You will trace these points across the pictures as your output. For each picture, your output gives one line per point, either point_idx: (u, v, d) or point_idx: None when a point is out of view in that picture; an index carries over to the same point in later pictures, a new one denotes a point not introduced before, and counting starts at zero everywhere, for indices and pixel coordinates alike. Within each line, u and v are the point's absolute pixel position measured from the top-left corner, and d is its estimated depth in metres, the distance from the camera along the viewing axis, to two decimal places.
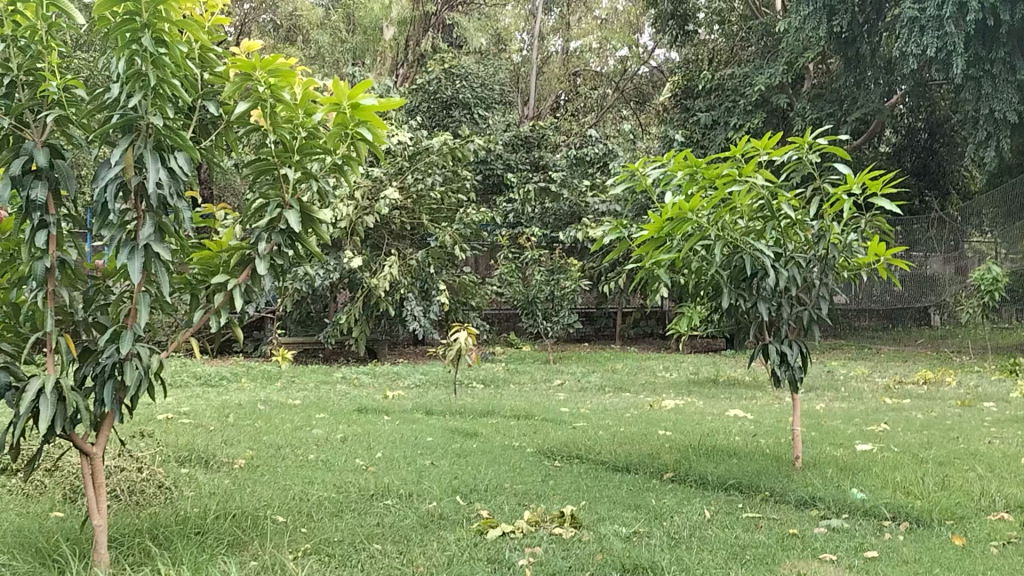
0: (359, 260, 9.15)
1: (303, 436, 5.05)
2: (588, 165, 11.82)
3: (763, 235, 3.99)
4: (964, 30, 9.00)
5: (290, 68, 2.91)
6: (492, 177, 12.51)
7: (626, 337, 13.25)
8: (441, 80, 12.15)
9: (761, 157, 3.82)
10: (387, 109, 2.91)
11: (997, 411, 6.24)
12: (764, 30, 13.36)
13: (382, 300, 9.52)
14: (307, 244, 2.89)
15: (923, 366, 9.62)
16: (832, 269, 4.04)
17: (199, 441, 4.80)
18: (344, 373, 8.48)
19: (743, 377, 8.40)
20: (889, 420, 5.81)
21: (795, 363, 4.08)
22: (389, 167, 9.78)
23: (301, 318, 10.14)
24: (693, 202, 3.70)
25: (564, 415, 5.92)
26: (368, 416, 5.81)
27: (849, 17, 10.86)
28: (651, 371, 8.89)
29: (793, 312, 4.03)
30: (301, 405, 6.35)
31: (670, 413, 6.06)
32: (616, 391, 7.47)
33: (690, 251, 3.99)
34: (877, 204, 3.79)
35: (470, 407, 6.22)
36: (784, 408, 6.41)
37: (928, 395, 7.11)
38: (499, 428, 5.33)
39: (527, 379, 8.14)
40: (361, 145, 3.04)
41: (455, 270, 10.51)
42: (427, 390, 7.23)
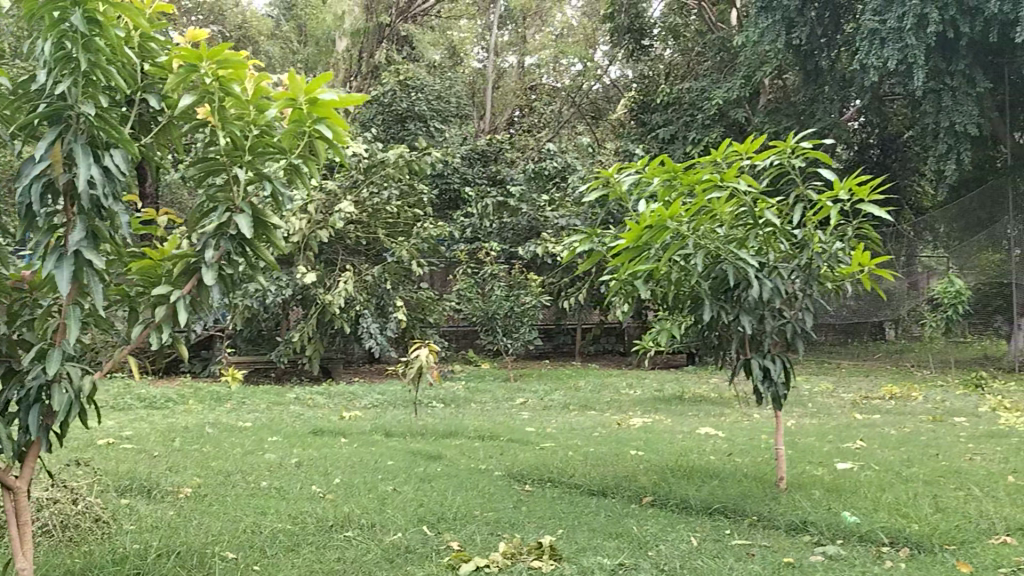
0: (313, 276, 8.82)
1: (254, 462, 4.74)
2: (546, 180, 11.68)
3: (744, 244, 3.79)
4: (925, 42, 8.97)
5: (240, 60, 2.65)
6: (448, 192, 12.23)
7: (585, 354, 13.06)
8: (397, 91, 11.82)
9: (743, 161, 3.63)
10: (348, 105, 2.66)
11: (971, 426, 6.11)
12: (721, 44, 13.30)
13: (336, 317, 9.20)
14: (260, 252, 2.62)
15: (886, 381, 9.53)
16: (816, 280, 3.85)
17: (140, 468, 4.47)
18: (298, 393, 8.14)
19: (708, 393, 8.22)
20: (865, 437, 5.65)
21: (778, 379, 3.87)
22: (343, 181, 9.53)
23: (251, 336, 9.78)
24: (674, 210, 3.49)
25: (530, 435, 5.67)
26: (324, 439, 5.51)
27: (808, 29, 10.83)
28: (615, 388, 8.68)
29: (777, 325, 3.83)
30: (253, 428, 6.02)
31: (640, 433, 5.83)
32: (581, 410, 7.23)
33: (669, 262, 3.79)
34: (864, 210, 3.59)
35: (431, 428, 5.93)
36: (756, 425, 6.22)
37: (898, 411, 6.97)
38: (463, 451, 5.06)
39: (488, 398, 7.87)
40: (318, 143, 2.78)
41: (412, 286, 10.22)
42: (385, 410, 6.93)
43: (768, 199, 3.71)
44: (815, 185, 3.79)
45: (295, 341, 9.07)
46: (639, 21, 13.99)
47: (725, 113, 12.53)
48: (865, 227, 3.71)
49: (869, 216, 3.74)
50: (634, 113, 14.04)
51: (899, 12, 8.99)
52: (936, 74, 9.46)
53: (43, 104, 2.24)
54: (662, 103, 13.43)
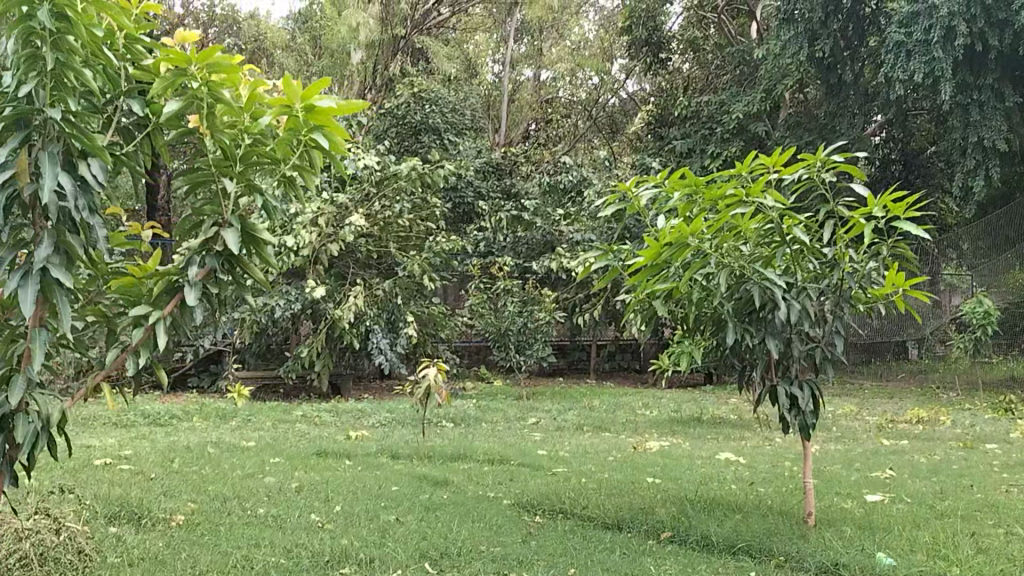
0: (323, 290, 8.62)
1: (254, 486, 4.53)
2: (562, 194, 11.65)
3: (771, 263, 3.58)
4: (953, 55, 8.75)
5: (233, 64, 2.45)
6: (463, 206, 12.06)
7: (600, 372, 12.82)
8: (411, 104, 11.68)
9: (771, 175, 3.41)
10: (348, 112, 2.46)
11: (1004, 454, 5.84)
12: (741, 57, 13.07)
13: (346, 333, 8.99)
14: (250, 271, 2.43)
15: (911, 403, 9.24)
16: (848, 302, 3.62)
17: (133, 492, 4.27)
18: (305, 410, 7.94)
19: (727, 415, 7.97)
20: (893, 465, 5.39)
21: (806, 408, 3.64)
22: (354, 193, 9.34)
23: (260, 352, 9.55)
24: (696, 226, 3.28)
25: (543, 459, 5.44)
26: (328, 460, 5.30)
27: (831, 42, 10.62)
28: (630, 408, 8.44)
29: (805, 349, 3.62)
30: (255, 449, 5.81)
31: (656, 458, 5.59)
32: (595, 431, 6.98)
33: (690, 281, 3.57)
34: (900, 229, 3.37)
35: (440, 450, 5.71)
36: (778, 451, 5.97)
37: (926, 436, 6.71)
38: (471, 476, 4.83)
39: (500, 418, 7.65)
40: (316, 153, 2.58)
41: (424, 301, 10.01)
42: (394, 430, 6.71)
43: (797, 216, 3.49)
44: (847, 202, 3.57)
45: (304, 357, 8.86)
46: (658, 34, 13.68)
47: (744, 127, 12.31)
48: (901, 246, 3.48)
49: (904, 235, 3.52)
50: (652, 127, 14.05)
51: (926, 23, 8.77)
52: (964, 88, 9.23)
53: (7, 107, 2.05)
54: (681, 117, 13.22)
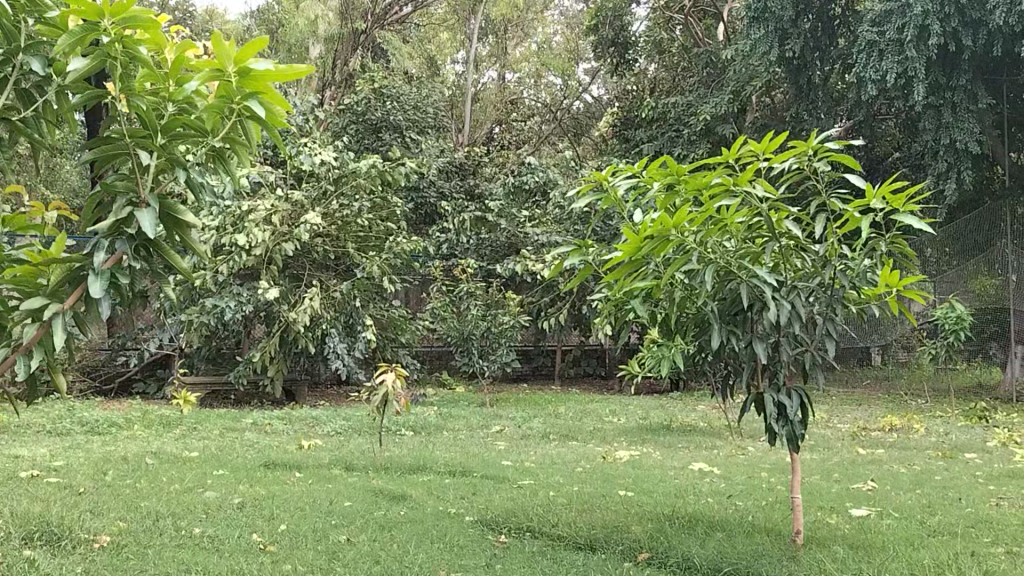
0: (276, 291, 8.21)
1: (191, 501, 4.16)
2: (527, 196, 11.27)
3: (759, 259, 3.28)
4: (925, 55, 8.56)
5: (151, 20, 2.12)
6: (425, 207, 11.78)
7: (564, 378, 12.52)
8: (371, 100, 11.33)
9: (760, 164, 3.13)
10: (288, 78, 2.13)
11: (987, 464, 5.59)
12: (708, 58, 12.85)
13: (300, 336, 8.58)
14: (170, 258, 2.09)
15: (882, 411, 9.02)
16: (841, 303, 3.32)
17: (56, 510, 3.87)
18: (255, 418, 7.52)
19: (697, 423, 7.70)
20: (875, 477, 5.12)
21: (795, 417, 3.34)
22: (310, 191, 9.04)
23: (211, 356, 9.10)
24: (681, 218, 2.98)
25: (507, 471, 5.10)
26: (275, 473, 4.95)
27: (802, 41, 10.40)
28: (597, 416, 8.14)
29: (794, 353, 3.33)
30: (198, 460, 5.42)
31: (627, 469, 5.28)
32: (562, 441, 6.65)
33: (670, 280, 3.27)
34: (900, 222, 3.08)
35: (399, 463, 5.35)
36: (753, 461, 5.69)
37: (903, 445, 6.47)
38: (431, 490, 4.48)
39: (461, 426, 7.30)
40: (250, 125, 2.26)
41: (383, 304, 9.63)
42: (350, 439, 6.36)
43: (788, 208, 3.20)
44: (840, 193, 3.29)
45: (256, 361, 8.43)
46: (624, 34, 13.58)
47: (712, 128, 12.09)
48: (899, 242, 3.21)
49: (902, 230, 3.24)
50: (618, 129, 13.75)
51: (899, 22, 8.58)
52: (937, 89, 9.06)
53: None
54: (647, 119, 12.98)
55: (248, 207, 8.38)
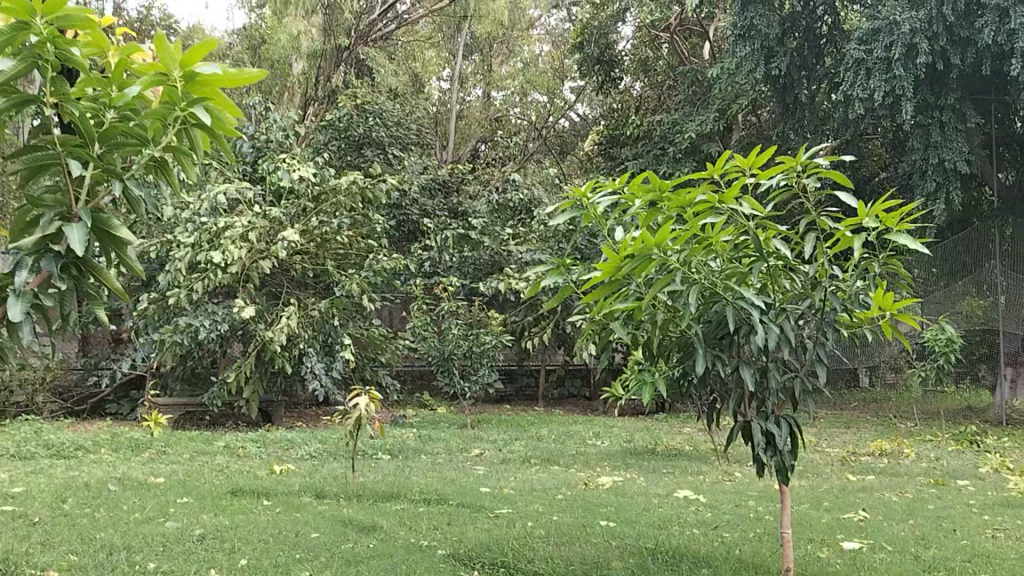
0: (252, 310, 8.00)
1: (150, 533, 3.95)
2: (510, 214, 11.13)
3: (746, 280, 3.12)
4: (913, 73, 8.46)
5: (88, 19, 1.93)
6: (407, 224, 11.61)
7: (548, 398, 12.34)
8: (353, 116, 11.17)
9: (747, 179, 2.96)
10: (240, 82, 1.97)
11: (980, 492, 5.42)
12: (694, 76, 12.76)
13: (277, 357, 8.35)
14: (102, 279, 1.90)
15: (871, 434, 8.87)
16: (833, 326, 3.15)
17: (3, 543, 3.66)
18: (228, 441, 7.30)
19: (682, 446, 7.52)
20: (866, 505, 4.95)
21: (784, 446, 3.17)
22: (288, 208, 8.84)
23: (186, 377, 8.87)
24: (663, 236, 2.81)
25: (484, 499, 4.90)
26: (241, 501, 4.75)
27: (787, 59, 10.29)
28: (580, 438, 7.95)
29: (783, 380, 3.14)
30: (162, 487, 5.20)
31: (608, 496, 5.10)
32: (543, 466, 6.46)
33: (653, 301, 3.10)
34: (894, 243, 2.91)
35: (373, 489, 5.14)
36: (740, 488, 5.52)
37: (893, 471, 6.31)
38: (404, 520, 4.28)
39: (441, 449, 7.11)
40: (197, 132, 2.09)
41: (363, 323, 9.43)
42: (323, 464, 6.16)
43: (776, 227, 3.04)
44: (831, 211, 3.13)
45: (231, 382, 8.20)
46: (610, 52, 13.38)
47: (697, 147, 11.98)
48: (894, 263, 3.03)
49: (896, 251, 3.08)
50: (603, 148, 13.63)
51: (886, 40, 8.48)
52: (925, 108, 8.97)
53: None
54: (632, 137, 12.85)
55: (224, 224, 8.16)
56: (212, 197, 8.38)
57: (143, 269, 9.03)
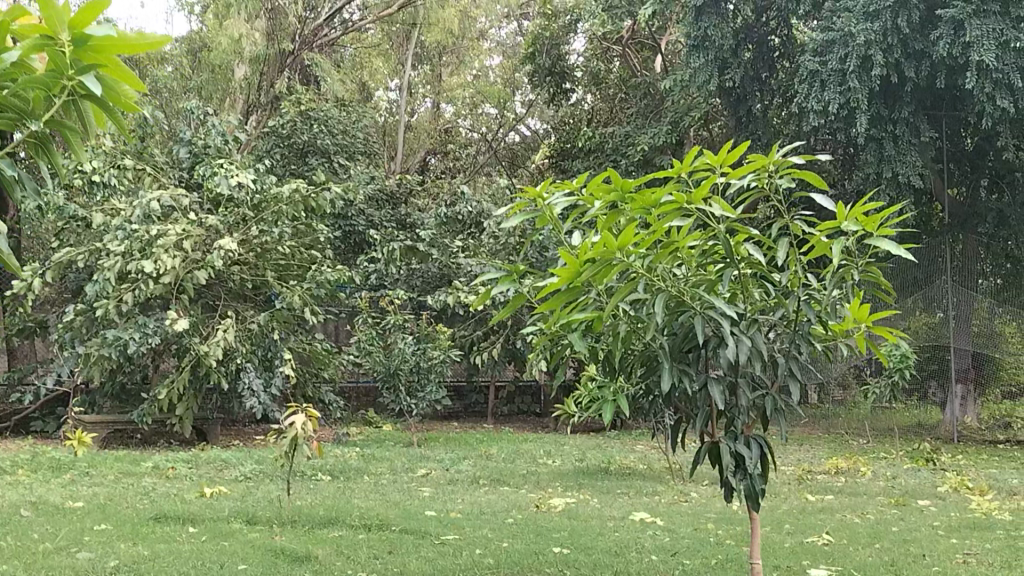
0: (185, 322, 7.60)
1: (54, 565, 3.57)
2: (460, 225, 10.85)
3: (715, 288, 2.87)
4: (868, 86, 8.37)
5: None
6: (353, 235, 11.29)
7: (498, 415, 12.05)
8: (296, 124, 10.90)
9: (717, 178, 2.72)
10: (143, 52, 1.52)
11: (944, 513, 5.24)
12: (646, 88, 12.63)
13: (212, 372, 7.94)
14: None
15: (825, 452, 8.71)
16: (808, 339, 2.91)
17: None
18: (157, 461, 6.88)
19: (636, 465, 7.28)
20: (829, 528, 4.73)
21: (755, 469, 2.91)
22: (227, 216, 8.46)
23: (115, 394, 8.40)
24: (626, 239, 2.56)
25: (430, 524, 4.58)
26: (164, 528, 4.40)
27: (741, 71, 10.17)
28: (530, 457, 7.67)
29: (753, 398, 2.90)
30: (79, 512, 4.80)
31: (561, 520, 4.81)
32: (493, 486, 6.16)
33: (614, 310, 2.84)
34: (876, 247, 2.68)
35: (310, 514, 4.79)
36: (698, 509, 5.27)
37: (852, 490, 6.13)
38: (341, 549, 3.96)
39: (385, 469, 6.78)
40: (88, 107, 1.64)
41: (305, 336, 9.06)
42: (258, 487, 5.81)
43: (748, 230, 2.80)
44: (805, 215, 2.90)
45: (162, 399, 7.76)
46: (562, 64, 13.36)
47: (649, 159, 11.83)
48: (873, 271, 2.80)
49: (875, 257, 2.85)
50: (554, 161, 13.43)
51: (841, 52, 8.39)
52: (879, 121, 8.91)
53: None
54: (584, 149, 12.68)
55: (157, 231, 7.76)
56: (145, 203, 8.02)
57: (71, 280, 8.57)
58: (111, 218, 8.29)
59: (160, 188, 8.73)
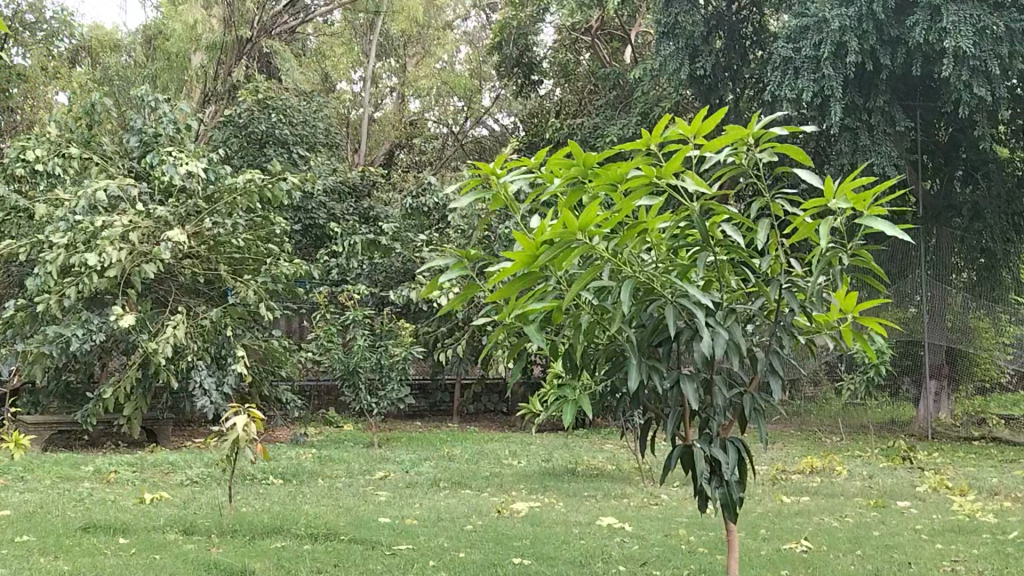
0: (130, 318, 7.21)
1: None
2: (424, 218, 10.48)
3: (689, 274, 2.58)
4: (843, 73, 8.17)
5: None
6: (314, 229, 10.93)
7: (463, 414, 11.72)
8: (254, 112, 10.53)
9: (691, 151, 2.43)
10: None
11: (927, 516, 4.99)
12: (615, 79, 12.35)
13: (162, 369, 7.56)
14: None
15: (800, 450, 8.47)
16: (791, 331, 2.63)
17: None
18: (98, 465, 6.48)
19: (605, 465, 7.00)
20: (808, 533, 4.46)
21: (732, 475, 2.61)
22: (179, 207, 8.07)
23: (60, 393, 7.99)
24: (589, 218, 2.25)
25: (382, 534, 4.26)
26: (91, 540, 4.04)
27: (712, 59, 9.94)
28: (494, 458, 7.36)
29: (730, 397, 2.62)
30: (3, 522, 4.42)
31: (522, 527, 4.51)
32: (454, 490, 5.85)
33: (577, 299, 2.54)
34: (866, 227, 2.40)
35: (253, 522, 4.44)
36: (669, 513, 4.99)
37: (828, 492, 5.87)
38: (282, 562, 3.63)
39: (341, 472, 6.43)
40: None
41: (261, 333, 8.68)
42: (203, 492, 5.47)
43: (725, 209, 2.51)
44: (788, 193, 2.62)
45: (107, 399, 7.37)
46: (528, 55, 13.13)
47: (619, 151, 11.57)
48: (864, 256, 2.52)
49: (864, 239, 2.58)
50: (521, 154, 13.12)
51: (815, 38, 8.19)
52: (853, 110, 8.71)
53: None
54: (552, 142, 12.38)
55: (102, 223, 7.36)
56: (91, 193, 7.59)
57: (14, 274, 8.16)
58: (55, 208, 7.88)
59: (107, 178, 8.33)
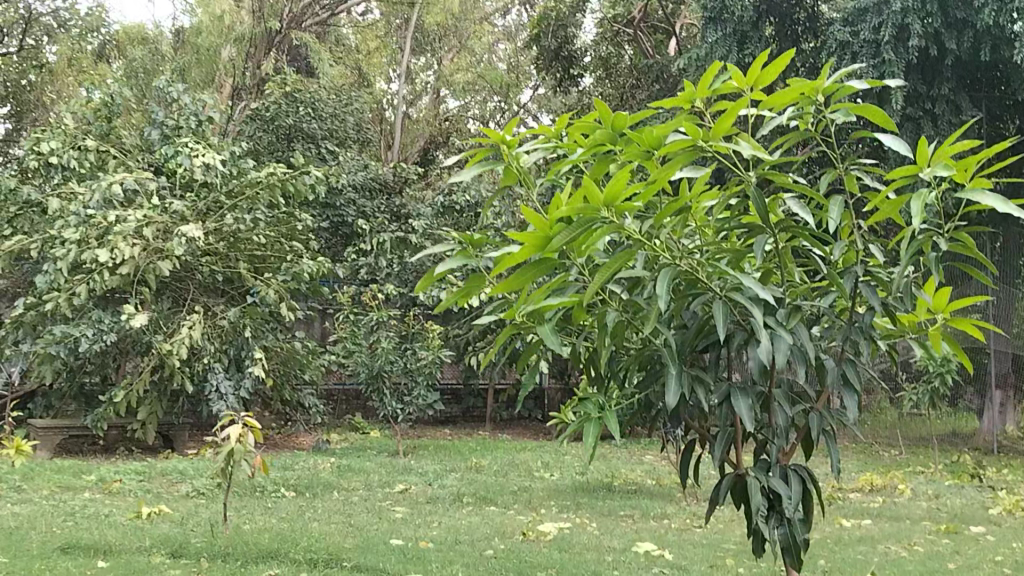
0: (144, 318, 6.85)
1: None
2: (458, 214, 10.00)
3: (742, 263, 2.08)
4: (904, 58, 7.59)
5: None
6: (343, 227, 10.57)
7: (497, 420, 11.26)
8: (281, 105, 10.21)
9: (745, 108, 1.93)
10: None
11: (1006, 545, 4.42)
12: (658, 72, 11.84)
13: (177, 372, 7.19)
14: None
15: (855, 465, 7.86)
16: (872, 335, 2.11)
17: None
18: (103, 473, 6.09)
19: (644, 480, 6.49)
20: (872, 567, 3.90)
21: (796, 511, 2.11)
22: (196, 203, 7.73)
23: (73, 395, 7.67)
24: (617, 191, 1.77)
25: (390, 559, 3.79)
26: (64, 563, 3.60)
27: (762, 46, 9.38)
28: (525, 470, 6.88)
29: (794, 414, 2.12)
30: None
31: (550, 553, 4.02)
32: (477, 506, 5.38)
33: (601, 295, 2.05)
34: (972, 201, 1.87)
35: (246, 544, 3.97)
36: (715, 539, 4.46)
37: (892, 514, 5.31)
38: None
39: (359, 484, 6.00)
40: None
41: (283, 334, 8.30)
42: (206, 506, 5.04)
43: (788, 182, 2.00)
44: (866, 163, 2.10)
45: (119, 403, 7.01)
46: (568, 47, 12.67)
47: None
48: (964, 240, 1.99)
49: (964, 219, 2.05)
50: None
51: (874, 21, 7.62)
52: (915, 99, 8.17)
53: None
54: None
55: (116, 216, 7.02)
56: (105, 187, 7.26)
57: (26, 271, 7.85)
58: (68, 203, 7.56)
59: (125, 171, 7.99)
